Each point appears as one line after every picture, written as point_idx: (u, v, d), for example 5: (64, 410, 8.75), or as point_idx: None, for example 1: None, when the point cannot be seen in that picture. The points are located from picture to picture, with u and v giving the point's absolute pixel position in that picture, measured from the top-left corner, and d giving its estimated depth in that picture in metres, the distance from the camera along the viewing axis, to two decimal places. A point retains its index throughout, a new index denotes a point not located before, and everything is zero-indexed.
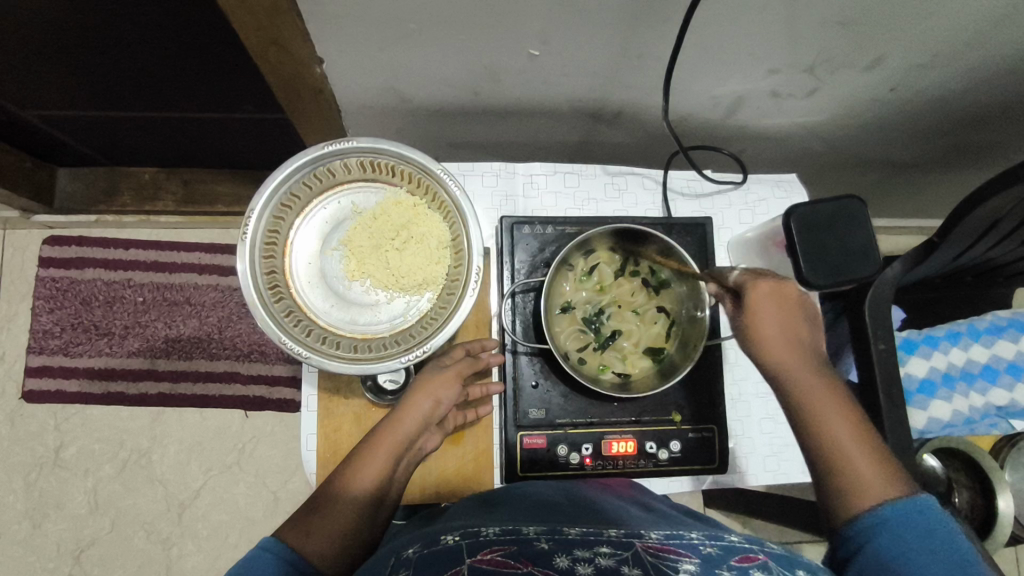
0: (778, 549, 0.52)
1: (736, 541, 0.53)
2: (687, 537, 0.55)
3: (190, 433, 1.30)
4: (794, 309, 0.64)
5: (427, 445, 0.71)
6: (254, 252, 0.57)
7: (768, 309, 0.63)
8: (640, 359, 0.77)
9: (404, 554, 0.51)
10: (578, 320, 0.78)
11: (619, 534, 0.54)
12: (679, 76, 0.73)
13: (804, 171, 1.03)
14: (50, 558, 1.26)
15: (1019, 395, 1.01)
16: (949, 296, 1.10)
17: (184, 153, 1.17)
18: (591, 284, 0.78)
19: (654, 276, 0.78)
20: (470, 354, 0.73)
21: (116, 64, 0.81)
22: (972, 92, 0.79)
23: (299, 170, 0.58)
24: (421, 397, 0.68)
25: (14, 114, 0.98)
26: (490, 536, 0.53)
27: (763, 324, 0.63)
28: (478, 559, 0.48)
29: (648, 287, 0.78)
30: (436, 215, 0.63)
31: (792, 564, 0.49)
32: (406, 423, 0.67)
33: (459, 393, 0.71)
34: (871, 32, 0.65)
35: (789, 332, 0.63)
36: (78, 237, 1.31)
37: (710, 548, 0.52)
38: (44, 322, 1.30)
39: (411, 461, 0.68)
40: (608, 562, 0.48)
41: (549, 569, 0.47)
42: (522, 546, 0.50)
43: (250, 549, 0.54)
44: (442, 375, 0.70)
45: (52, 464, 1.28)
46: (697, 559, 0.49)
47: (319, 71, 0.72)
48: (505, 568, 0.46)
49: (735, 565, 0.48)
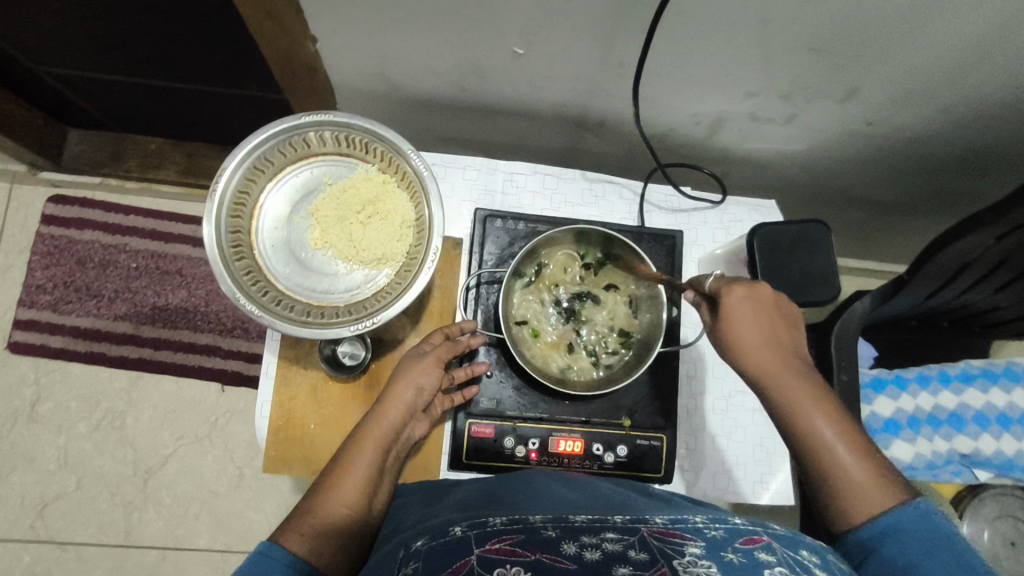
0: (781, 531, 0.52)
1: (740, 523, 0.52)
2: (690, 520, 0.54)
3: (164, 401, 1.31)
4: (773, 319, 0.60)
5: (415, 434, 0.73)
6: (221, 210, 0.59)
7: (748, 321, 0.60)
8: (616, 334, 0.77)
9: (414, 547, 0.53)
10: (548, 330, 0.78)
11: (624, 520, 0.55)
12: (660, 89, 0.75)
13: (785, 199, 1.05)
14: (14, 509, 1.27)
15: (984, 445, 1.00)
16: (924, 341, 1.09)
17: (190, 126, 1.20)
18: (540, 297, 0.78)
19: (587, 260, 0.78)
20: (449, 338, 0.75)
21: (127, 26, 0.84)
22: (948, 134, 0.80)
23: (273, 135, 0.61)
24: (403, 387, 0.70)
25: (28, 68, 1.02)
26: (498, 525, 0.54)
27: (744, 339, 0.59)
28: (487, 550, 0.49)
29: (589, 272, 0.79)
30: (403, 193, 0.65)
31: (796, 546, 0.50)
32: (390, 415, 0.69)
33: (440, 378, 0.73)
34: (846, 61, 0.67)
35: (770, 336, 0.60)
36: (81, 198, 1.34)
37: (715, 532, 0.51)
38: (38, 278, 1.33)
39: (398, 451, 0.71)
40: (615, 547, 0.49)
41: (556, 556, 0.47)
42: (529, 535, 0.51)
43: (250, 554, 0.56)
44: (421, 362, 0.72)
45: (27, 417, 1.29)
46: (702, 542, 0.49)
47: (314, 50, 0.74)
48: (513, 557, 0.47)
49: (740, 548, 0.48)
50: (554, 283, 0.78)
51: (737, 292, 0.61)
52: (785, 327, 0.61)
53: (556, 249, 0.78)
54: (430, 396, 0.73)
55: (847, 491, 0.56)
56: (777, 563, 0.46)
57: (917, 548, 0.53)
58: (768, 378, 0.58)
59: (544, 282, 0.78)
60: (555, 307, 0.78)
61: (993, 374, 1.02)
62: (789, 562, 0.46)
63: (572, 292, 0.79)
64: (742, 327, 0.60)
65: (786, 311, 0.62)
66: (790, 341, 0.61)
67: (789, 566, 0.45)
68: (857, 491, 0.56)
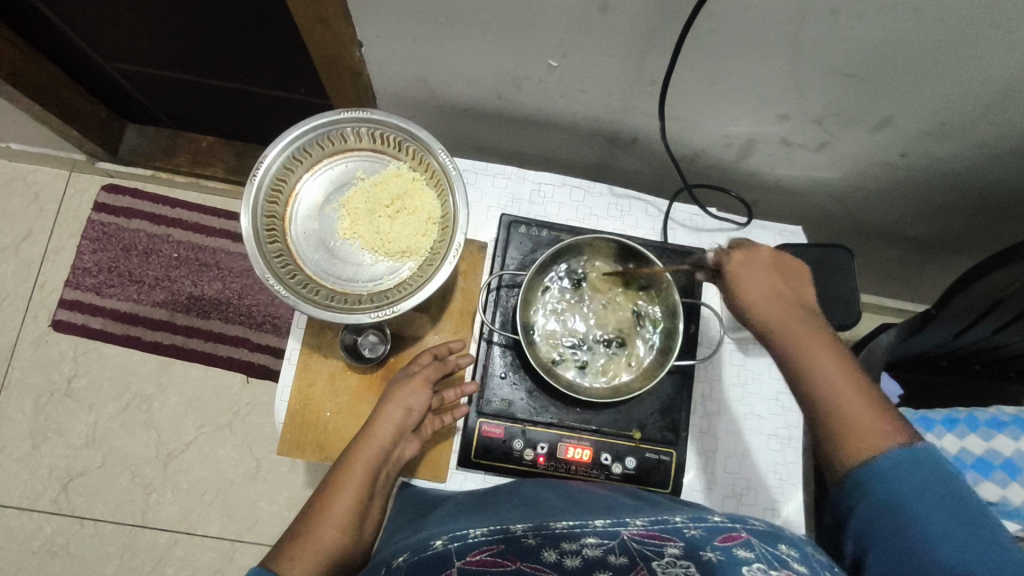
0: (762, 526, 0.54)
1: (718, 521, 0.54)
2: (671, 520, 0.55)
3: (191, 387, 1.35)
4: (773, 275, 0.62)
5: (407, 454, 0.72)
6: (259, 193, 0.64)
7: (748, 274, 0.61)
8: (570, 282, 0.79)
9: (395, 562, 0.54)
10: (631, 325, 0.78)
11: (605, 523, 0.55)
12: (690, 108, 0.77)
13: (814, 228, 1.04)
14: (40, 481, 1.31)
15: (1012, 494, 0.93)
16: (954, 383, 1.06)
17: (240, 126, 1.26)
18: (630, 357, 0.77)
19: (571, 360, 0.77)
20: (438, 357, 0.76)
21: (190, 24, 0.90)
22: (984, 172, 0.80)
23: (315, 128, 0.65)
24: (392, 407, 0.70)
25: (96, 62, 1.10)
26: (478, 536, 0.55)
27: (746, 292, 0.61)
28: (467, 561, 0.50)
29: (575, 355, 0.77)
30: (431, 191, 0.69)
31: (774, 541, 0.51)
32: (378, 437, 0.69)
33: (429, 398, 0.72)
34: (876, 88, 0.67)
35: (771, 289, 0.61)
36: (133, 189, 1.41)
37: (694, 531, 0.53)
38: (85, 261, 1.39)
39: (390, 471, 0.71)
40: (595, 553, 0.50)
41: (538, 564, 0.49)
42: (510, 544, 0.53)
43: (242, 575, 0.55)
44: (410, 383, 0.72)
45: (62, 392, 1.34)
46: (681, 543, 0.51)
47: (359, 54, 0.78)
48: (493, 568, 0.49)
49: (718, 546, 0.50)
50: (596, 369, 0.77)
51: (736, 255, 0.63)
52: (789, 280, 0.62)
53: (586, 386, 0.75)
54: (420, 416, 0.72)
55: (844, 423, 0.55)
56: (755, 559, 0.48)
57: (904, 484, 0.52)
58: (766, 321, 0.60)
59: (626, 357, 0.77)
60: (612, 351, 0.78)
61: None
62: (765, 555, 0.49)
63: (562, 340, 0.78)
64: (744, 280, 0.61)
65: (788, 265, 0.63)
66: (791, 293, 0.62)
67: (766, 563, 0.47)
68: (857, 423, 0.54)
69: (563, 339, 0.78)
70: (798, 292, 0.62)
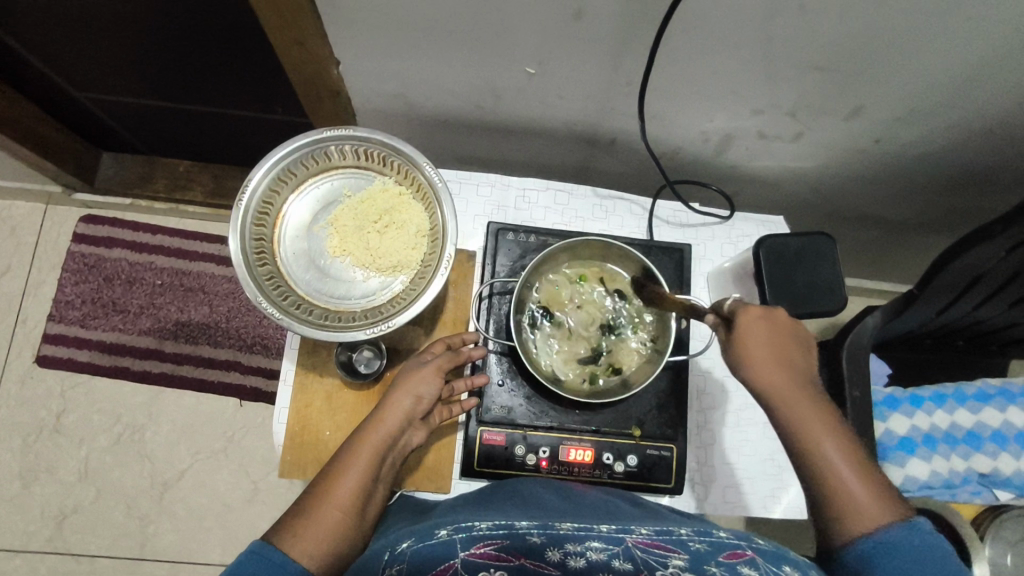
0: (767, 546, 0.55)
1: (724, 536, 0.56)
2: (676, 533, 0.57)
3: (184, 414, 1.34)
4: (780, 336, 0.61)
5: (412, 442, 0.71)
6: (246, 218, 0.64)
7: (756, 331, 0.61)
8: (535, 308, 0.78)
9: (399, 548, 0.54)
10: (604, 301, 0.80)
11: (610, 529, 0.57)
12: (667, 107, 0.78)
13: (794, 217, 1.06)
14: (33, 521, 1.28)
15: (1003, 465, 0.96)
16: (939, 360, 1.08)
17: (218, 148, 1.26)
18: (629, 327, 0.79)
19: (604, 369, 0.78)
20: (451, 348, 0.75)
21: (161, 49, 0.89)
22: (954, 153, 0.82)
23: (299, 148, 0.66)
24: (403, 395, 0.69)
25: (68, 92, 1.08)
26: (483, 529, 0.55)
27: (752, 350, 0.60)
28: (471, 554, 0.51)
29: (602, 365, 0.78)
30: (418, 204, 0.70)
31: (779, 561, 0.51)
32: (387, 422, 0.67)
33: (439, 388, 0.72)
34: (846, 78, 0.69)
35: (777, 351, 0.61)
36: (111, 218, 1.40)
37: (698, 545, 0.54)
38: (67, 293, 1.37)
39: (394, 459, 0.69)
40: (599, 557, 0.51)
41: (541, 563, 0.50)
42: (514, 540, 0.53)
43: (239, 552, 0.54)
44: (422, 371, 0.71)
45: (51, 429, 1.32)
46: (687, 555, 0.52)
47: (337, 72, 0.78)
48: (497, 562, 0.50)
49: (723, 561, 0.51)
50: (627, 355, 0.78)
51: (752, 309, 0.61)
52: (795, 340, 0.62)
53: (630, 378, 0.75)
54: (428, 406, 0.71)
55: (847, 510, 0.57)
56: None
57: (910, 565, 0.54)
58: (772, 387, 0.60)
59: (626, 330, 0.79)
60: (614, 333, 0.79)
61: (1011, 393, 0.99)
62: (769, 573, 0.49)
63: (575, 357, 0.78)
64: (750, 337, 0.61)
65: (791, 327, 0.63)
66: (795, 358, 0.62)
67: None
68: (860, 505, 0.57)
69: (580, 357, 0.78)
70: (799, 355, 0.63)
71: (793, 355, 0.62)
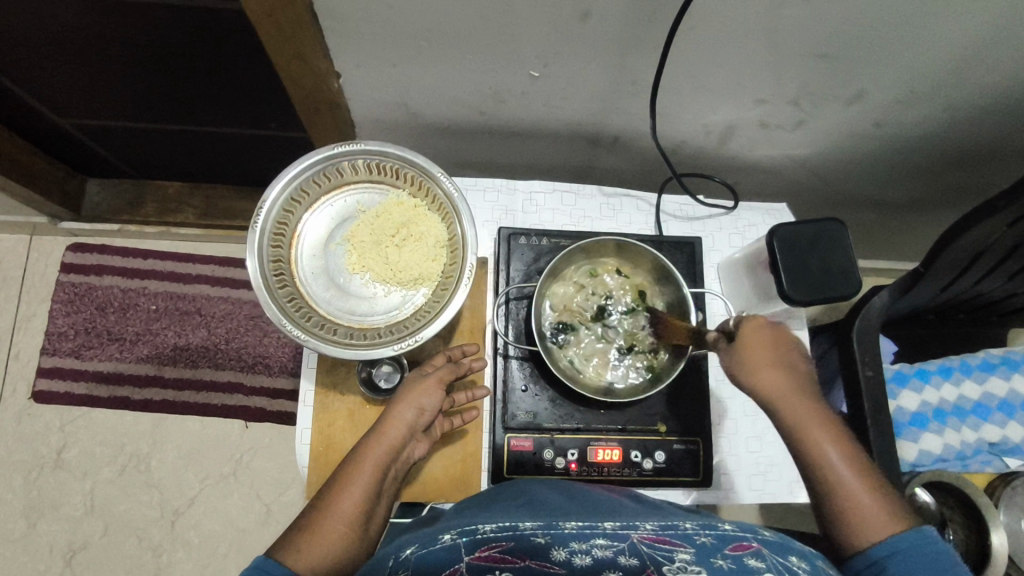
0: (772, 535, 0.55)
1: (729, 528, 0.55)
2: (681, 526, 0.56)
3: (189, 440, 1.31)
4: (780, 346, 0.62)
5: (416, 453, 0.72)
6: (263, 239, 0.63)
7: (759, 342, 0.61)
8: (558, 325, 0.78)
9: (403, 556, 0.52)
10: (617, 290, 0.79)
11: (614, 526, 0.55)
12: (670, 103, 0.78)
13: (795, 203, 1.07)
14: (42, 559, 1.25)
15: (1011, 433, 0.98)
16: (942, 334, 1.10)
17: (209, 168, 1.23)
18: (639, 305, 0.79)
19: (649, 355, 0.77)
20: (451, 360, 0.76)
21: (149, 70, 0.87)
22: (950, 132, 0.83)
23: (312, 165, 0.65)
24: (404, 408, 0.69)
25: (52, 121, 1.06)
26: (488, 531, 0.54)
27: (756, 362, 0.61)
28: (477, 556, 0.50)
29: (644, 353, 0.77)
30: (434, 215, 0.69)
31: (784, 551, 0.52)
32: (389, 435, 0.67)
33: (442, 399, 0.72)
34: (849, 64, 0.70)
35: (780, 361, 0.62)
36: (100, 245, 1.37)
37: (704, 538, 0.53)
38: (60, 325, 1.34)
39: (397, 470, 0.70)
40: (605, 553, 0.50)
41: (546, 563, 0.50)
42: (519, 541, 0.52)
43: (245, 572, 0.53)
44: (424, 383, 0.71)
45: (53, 464, 1.29)
46: (692, 548, 0.51)
47: (336, 85, 0.77)
48: (502, 564, 0.49)
49: (729, 554, 0.51)
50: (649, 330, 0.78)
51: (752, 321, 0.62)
52: (795, 349, 0.64)
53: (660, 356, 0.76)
54: (431, 417, 0.71)
55: (854, 511, 0.59)
56: (766, 569, 0.49)
57: (923, 568, 0.56)
58: (777, 398, 0.61)
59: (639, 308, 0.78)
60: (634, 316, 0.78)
61: (1014, 361, 1.01)
62: (777, 566, 0.50)
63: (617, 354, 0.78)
64: (755, 349, 0.61)
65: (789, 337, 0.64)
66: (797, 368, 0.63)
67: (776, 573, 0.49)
68: (867, 514, 0.59)
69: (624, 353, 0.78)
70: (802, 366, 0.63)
71: (795, 365, 0.63)
